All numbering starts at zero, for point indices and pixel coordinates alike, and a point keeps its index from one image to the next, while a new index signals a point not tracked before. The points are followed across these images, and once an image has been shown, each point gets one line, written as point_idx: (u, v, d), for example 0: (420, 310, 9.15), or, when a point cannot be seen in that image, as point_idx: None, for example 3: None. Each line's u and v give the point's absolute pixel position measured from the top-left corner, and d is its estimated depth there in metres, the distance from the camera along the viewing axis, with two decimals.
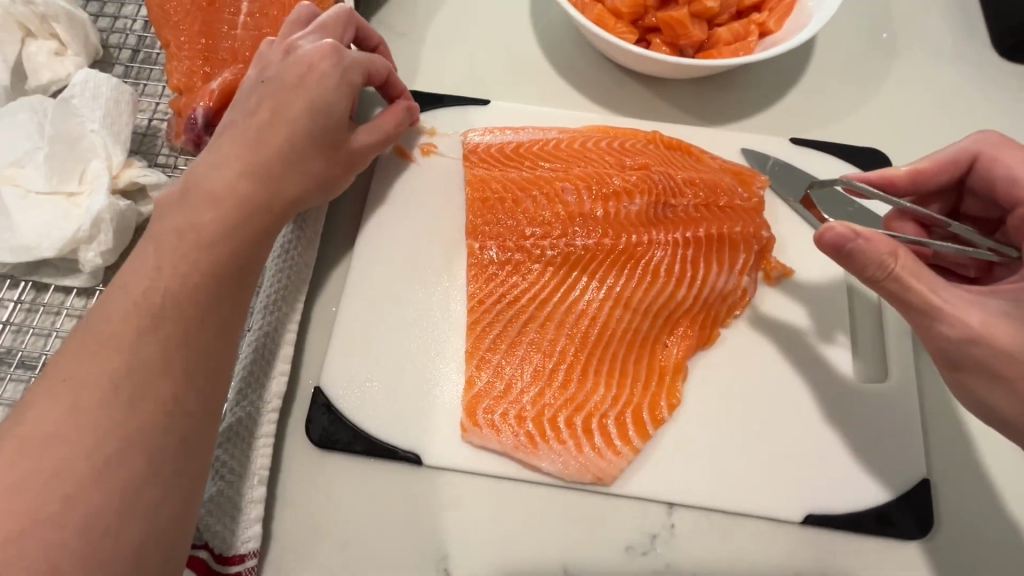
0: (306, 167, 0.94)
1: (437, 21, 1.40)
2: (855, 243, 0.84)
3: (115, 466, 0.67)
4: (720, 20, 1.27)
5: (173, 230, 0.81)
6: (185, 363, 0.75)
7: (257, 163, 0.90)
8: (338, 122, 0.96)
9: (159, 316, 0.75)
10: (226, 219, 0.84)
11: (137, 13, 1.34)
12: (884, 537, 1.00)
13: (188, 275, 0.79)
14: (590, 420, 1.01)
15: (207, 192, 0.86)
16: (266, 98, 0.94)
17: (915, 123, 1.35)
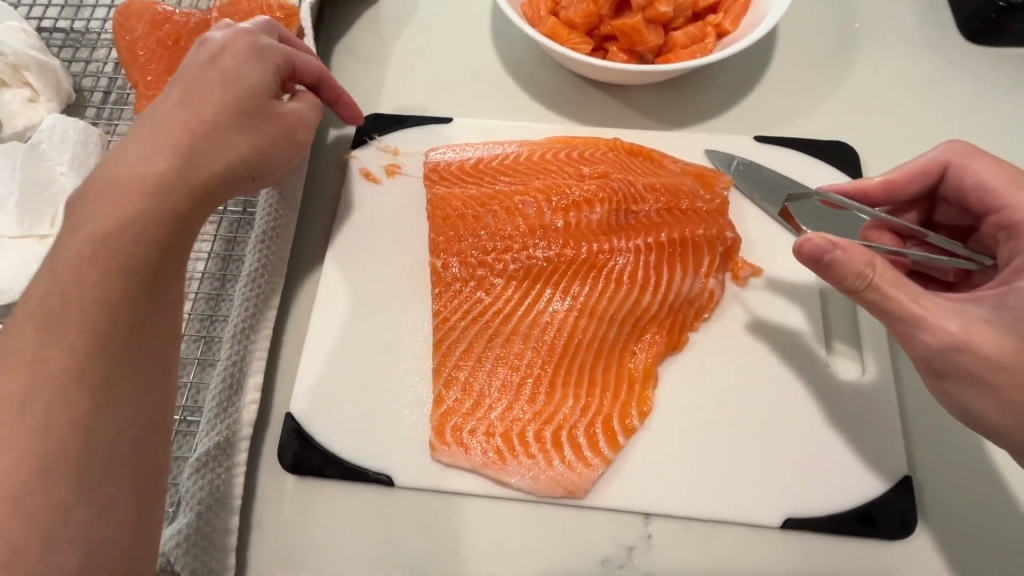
0: (238, 134, 0.87)
1: (400, 43, 1.42)
2: (833, 253, 0.82)
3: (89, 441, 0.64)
4: (675, 24, 1.28)
5: (95, 215, 0.72)
6: (106, 361, 0.67)
7: (173, 137, 0.81)
8: (260, 97, 0.91)
9: (69, 316, 0.67)
10: (136, 197, 0.74)
11: (108, 56, 1.38)
12: (868, 538, 0.98)
13: (85, 274, 0.69)
14: (559, 432, 1.00)
15: (122, 171, 0.76)
16: (179, 80, 0.89)
17: (884, 114, 1.34)
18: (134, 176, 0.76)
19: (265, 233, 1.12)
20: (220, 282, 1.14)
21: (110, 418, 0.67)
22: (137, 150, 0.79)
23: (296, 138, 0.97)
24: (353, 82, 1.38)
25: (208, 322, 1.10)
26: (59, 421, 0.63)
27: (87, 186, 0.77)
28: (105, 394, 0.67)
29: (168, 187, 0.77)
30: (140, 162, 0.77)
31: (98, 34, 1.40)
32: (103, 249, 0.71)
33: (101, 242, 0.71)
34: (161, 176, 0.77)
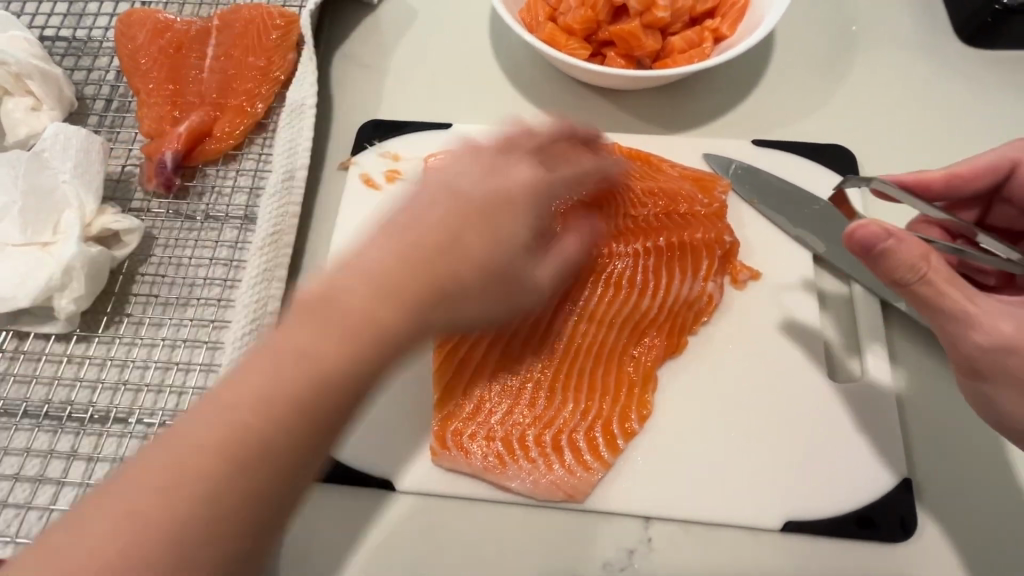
0: (520, 232, 0.76)
1: (399, 49, 1.43)
2: (887, 242, 0.79)
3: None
4: (673, 29, 1.28)
5: (314, 356, 0.60)
6: (207, 502, 0.56)
7: (406, 292, 0.65)
8: (512, 254, 0.75)
9: (181, 451, 0.56)
10: (343, 346, 0.61)
11: (109, 64, 1.39)
12: (868, 541, 0.98)
13: (235, 416, 0.58)
14: (560, 436, 1.01)
15: (345, 317, 0.62)
16: (437, 198, 0.72)
17: (881, 116, 1.34)
18: (374, 287, 0.64)
19: (266, 240, 1.13)
20: (221, 288, 1.15)
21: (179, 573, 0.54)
22: (386, 240, 0.67)
23: (511, 299, 0.78)
24: (353, 88, 1.39)
25: (211, 327, 1.11)
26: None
27: (303, 288, 0.65)
28: (193, 544, 0.55)
29: (407, 295, 0.65)
30: (372, 260, 0.65)
31: (100, 42, 1.41)
32: (267, 394, 0.58)
33: (288, 364, 0.60)
34: (418, 283, 0.66)
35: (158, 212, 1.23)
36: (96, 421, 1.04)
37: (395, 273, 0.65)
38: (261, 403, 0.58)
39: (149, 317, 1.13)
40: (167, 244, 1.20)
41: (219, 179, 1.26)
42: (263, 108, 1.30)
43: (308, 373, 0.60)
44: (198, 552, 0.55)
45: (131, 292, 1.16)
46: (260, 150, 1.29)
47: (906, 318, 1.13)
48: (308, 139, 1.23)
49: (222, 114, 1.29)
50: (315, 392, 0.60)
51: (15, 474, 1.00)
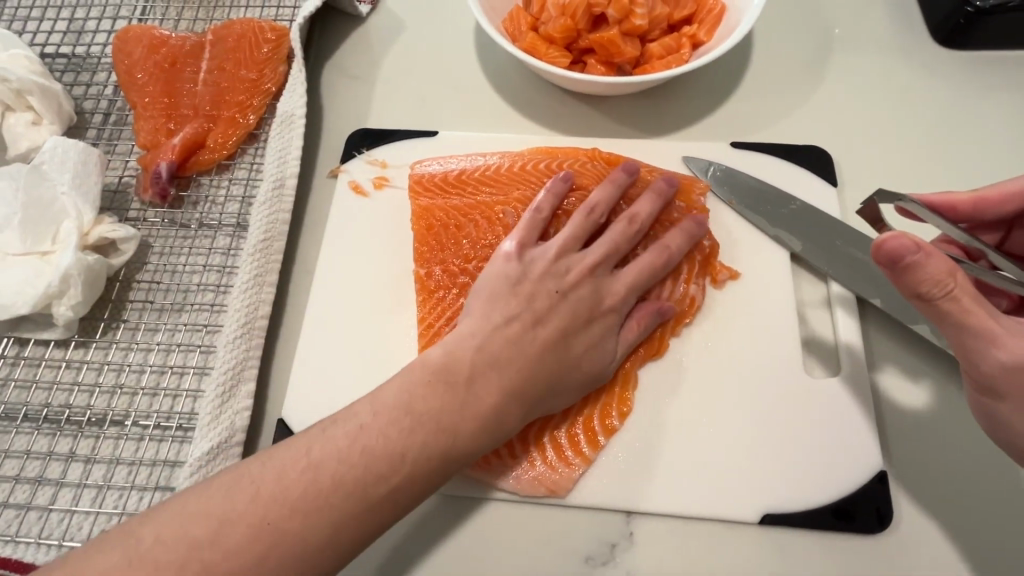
0: (598, 346, 1.02)
1: (386, 60, 1.48)
2: (916, 256, 0.78)
3: (272, 562, 0.76)
4: (652, 36, 1.32)
5: (465, 408, 0.90)
6: (338, 525, 0.80)
7: (525, 385, 0.94)
8: (601, 367, 1.02)
9: (328, 472, 0.81)
10: (477, 416, 0.90)
11: (107, 79, 1.44)
12: (846, 533, 0.99)
13: (394, 448, 0.84)
14: (541, 433, 1.03)
15: (480, 398, 0.91)
16: (553, 313, 1.00)
17: (858, 118, 1.37)
18: (506, 377, 0.93)
19: (258, 247, 1.17)
20: (214, 294, 1.19)
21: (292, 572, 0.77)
22: (497, 326, 0.97)
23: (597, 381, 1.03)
24: (342, 99, 1.43)
25: (204, 332, 1.15)
26: (264, 541, 0.76)
27: (450, 361, 0.93)
28: (316, 538, 0.78)
29: (524, 381, 0.94)
30: (499, 350, 0.95)
31: (98, 58, 1.46)
32: (421, 436, 0.86)
33: (419, 417, 0.87)
34: (534, 374, 0.95)
35: (153, 221, 1.27)
36: (93, 424, 1.08)
37: (510, 358, 0.94)
38: (411, 446, 0.85)
39: (144, 323, 1.17)
40: (162, 252, 1.24)
41: (213, 189, 1.30)
42: (255, 119, 1.34)
43: (437, 432, 0.87)
44: (323, 543, 0.79)
45: (128, 299, 1.19)
46: (252, 159, 1.33)
47: (882, 315, 1.16)
48: (298, 147, 1.27)
49: (215, 125, 1.33)
50: (440, 445, 0.87)
51: (16, 475, 1.04)
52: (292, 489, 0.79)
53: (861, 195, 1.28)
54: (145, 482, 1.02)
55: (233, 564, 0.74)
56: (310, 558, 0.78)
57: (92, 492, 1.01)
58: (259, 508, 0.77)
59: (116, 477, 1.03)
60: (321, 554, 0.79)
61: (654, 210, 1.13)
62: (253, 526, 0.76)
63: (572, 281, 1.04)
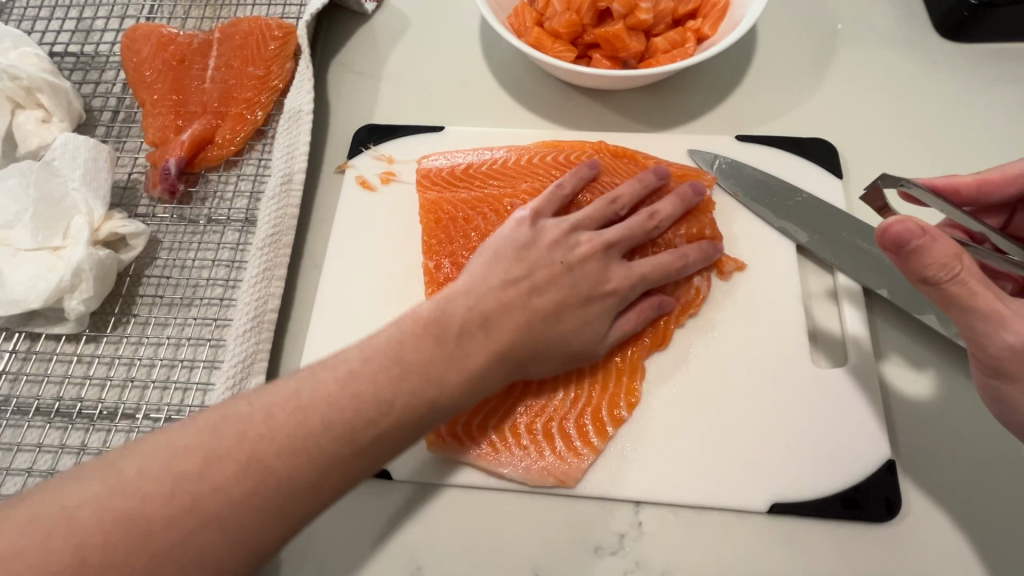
0: (593, 323, 1.00)
1: (392, 57, 1.49)
2: (920, 240, 0.79)
3: (253, 497, 0.75)
4: (656, 31, 1.33)
5: (455, 362, 0.91)
6: (323, 465, 0.80)
7: (514, 345, 0.95)
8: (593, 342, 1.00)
9: (315, 413, 0.82)
10: (464, 369, 0.91)
11: (116, 77, 1.45)
12: (854, 522, 1.00)
13: (382, 392, 0.86)
14: (550, 424, 1.04)
15: (470, 352, 0.92)
16: (552, 280, 1.00)
17: (862, 111, 1.37)
18: (494, 335, 0.94)
19: (267, 241, 1.17)
20: (223, 288, 1.20)
21: (277, 508, 0.77)
22: (496, 288, 0.97)
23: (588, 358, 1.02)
24: (348, 96, 1.44)
25: (213, 326, 1.15)
26: (246, 475, 0.76)
27: (442, 316, 0.93)
28: (299, 474, 0.79)
29: (514, 344, 0.95)
30: (491, 309, 0.95)
31: (107, 57, 1.47)
32: (410, 385, 0.87)
33: (408, 366, 0.88)
34: (525, 336, 0.96)
35: (162, 217, 1.28)
36: (105, 417, 1.08)
37: (504, 320, 0.95)
38: (399, 393, 0.87)
39: (154, 318, 1.17)
40: (171, 248, 1.24)
41: (221, 184, 1.31)
42: (263, 115, 1.35)
43: (426, 383, 0.88)
44: (306, 481, 0.79)
45: (138, 294, 1.20)
46: (260, 156, 1.34)
47: (889, 306, 1.16)
48: (306, 143, 1.28)
49: (223, 121, 1.34)
50: (428, 395, 0.88)
51: (29, 468, 1.05)
52: (279, 427, 0.80)
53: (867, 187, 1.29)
54: None
55: (216, 498, 0.74)
56: (291, 495, 0.78)
57: None
58: (244, 443, 0.78)
59: None
60: (305, 492, 0.79)
61: (675, 215, 1.12)
62: (238, 461, 0.76)
63: (580, 253, 1.03)
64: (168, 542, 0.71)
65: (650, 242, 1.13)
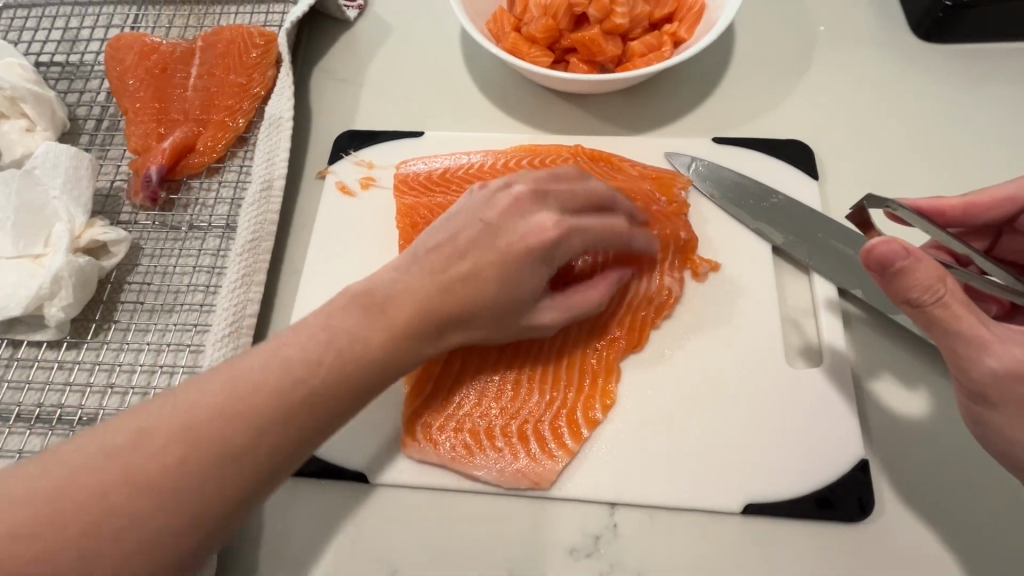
0: (513, 280, 0.95)
1: (374, 63, 1.50)
2: (905, 261, 0.77)
3: (186, 470, 0.74)
4: (633, 35, 1.34)
5: (377, 320, 0.89)
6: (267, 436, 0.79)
7: (438, 304, 0.92)
8: (516, 302, 0.96)
9: (244, 383, 0.80)
10: (392, 334, 0.89)
11: (101, 86, 1.47)
12: (828, 522, 1.00)
13: (309, 359, 0.84)
14: (525, 426, 1.04)
15: (392, 312, 0.90)
16: (472, 244, 0.97)
17: (839, 112, 1.38)
18: (416, 301, 0.91)
19: (246, 246, 1.18)
20: (204, 294, 1.21)
21: (224, 483, 0.76)
22: (421, 256, 0.96)
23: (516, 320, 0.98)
24: (330, 102, 1.45)
25: (193, 332, 1.16)
26: (177, 449, 0.75)
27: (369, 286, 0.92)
28: (234, 442, 0.77)
29: (437, 306, 0.92)
30: (415, 276, 0.93)
31: (92, 66, 1.49)
32: (338, 349, 0.86)
33: (336, 332, 0.87)
34: (450, 299, 0.93)
35: (145, 224, 1.29)
36: (85, 423, 1.09)
37: (423, 285, 0.93)
38: (326, 356, 0.85)
39: (135, 324, 1.18)
40: (153, 254, 1.26)
41: (203, 191, 1.32)
42: (244, 123, 1.36)
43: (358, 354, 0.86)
44: (242, 447, 0.77)
45: (119, 300, 1.21)
46: (241, 162, 1.35)
47: (865, 307, 1.17)
48: (286, 150, 1.29)
49: (205, 129, 1.35)
50: (353, 354, 0.86)
51: None
52: (209, 401, 0.78)
53: (843, 188, 1.29)
54: None
55: (161, 478, 0.73)
56: (229, 465, 0.76)
57: None
58: (174, 420, 0.76)
59: None
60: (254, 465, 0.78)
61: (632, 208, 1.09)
62: (167, 436, 0.75)
63: (501, 213, 1.00)
64: (102, 521, 0.70)
65: None
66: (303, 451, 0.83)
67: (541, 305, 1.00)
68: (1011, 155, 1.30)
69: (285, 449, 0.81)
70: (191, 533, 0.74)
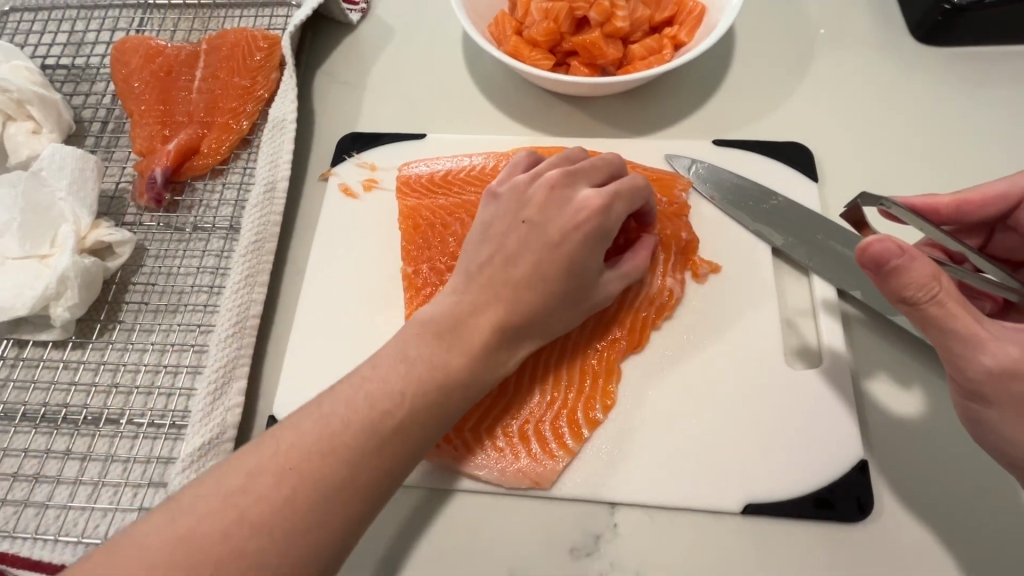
0: (580, 262, 0.97)
1: (376, 66, 1.51)
2: (900, 259, 0.78)
3: (296, 505, 0.76)
4: (634, 38, 1.35)
5: (451, 336, 0.92)
6: (380, 471, 0.82)
7: (510, 314, 0.94)
8: (590, 281, 0.99)
9: (338, 419, 0.83)
10: (470, 357, 0.91)
11: (106, 88, 1.48)
12: (827, 522, 1.00)
13: (396, 389, 0.86)
14: (526, 426, 1.05)
15: (465, 330, 0.93)
16: (523, 245, 0.98)
17: (838, 114, 1.39)
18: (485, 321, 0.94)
19: (249, 247, 1.19)
20: (208, 294, 1.22)
21: (353, 520, 0.79)
22: (472, 276, 0.98)
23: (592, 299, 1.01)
24: (333, 105, 1.47)
25: (197, 332, 1.17)
26: (285, 487, 0.77)
27: (435, 317, 0.94)
28: (337, 474, 0.79)
29: (511, 317, 0.94)
30: (476, 297, 0.95)
31: (97, 68, 1.51)
32: (420, 378, 0.88)
33: (415, 362, 0.89)
34: (516, 310, 0.95)
35: (149, 225, 1.30)
36: (89, 423, 1.10)
37: (486, 299, 0.95)
38: (409, 383, 0.87)
39: (140, 324, 1.19)
40: (157, 255, 1.27)
41: (207, 193, 1.34)
42: (248, 125, 1.38)
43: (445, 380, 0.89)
44: (346, 479, 0.79)
45: (124, 301, 1.22)
46: (245, 164, 1.36)
47: (863, 308, 1.17)
48: (289, 151, 1.30)
49: (209, 131, 1.37)
50: (436, 377, 0.89)
51: (15, 473, 1.07)
52: (307, 440, 0.80)
53: (842, 190, 1.30)
54: (139, 479, 1.04)
55: (290, 534, 0.75)
56: (336, 496, 0.78)
57: (87, 489, 1.04)
58: (279, 462, 0.79)
59: (110, 474, 1.05)
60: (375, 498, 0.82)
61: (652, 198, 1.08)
62: (274, 475, 0.77)
63: (536, 206, 1.00)
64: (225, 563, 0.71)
65: None
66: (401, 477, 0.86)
67: (602, 280, 1.01)
68: (1010, 158, 1.30)
69: (385, 475, 0.83)
70: (329, 570, 0.78)
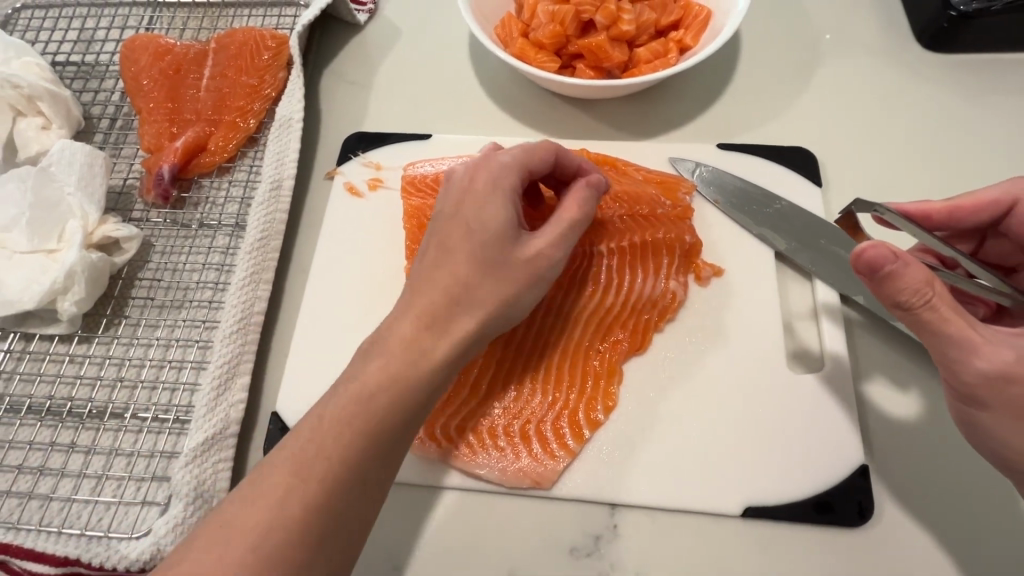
0: (482, 225, 0.94)
1: (383, 66, 1.52)
2: (894, 264, 0.78)
3: (232, 555, 0.74)
4: (639, 41, 1.36)
5: (372, 346, 0.90)
6: (343, 490, 0.81)
7: (425, 303, 0.91)
8: (503, 240, 0.94)
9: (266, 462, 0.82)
10: (388, 358, 0.87)
11: (115, 86, 1.50)
12: (828, 526, 1.00)
13: (317, 417, 0.84)
14: (527, 426, 1.06)
15: (383, 335, 0.91)
16: (433, 238, 0.98)
17: (843, 119, 1.39)
18: (414, 319, 0.90)
19: (254, 245, 1.20)
20: (213, 291, 1.23)
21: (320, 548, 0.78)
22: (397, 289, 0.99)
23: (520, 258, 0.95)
24: (340, 104, 1.48)
25: (202, 328, 1.18)
26: (220, 538, 0.75)
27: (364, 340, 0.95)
28: (267, 514, 0.77)
29: (424, 305, 0.91)
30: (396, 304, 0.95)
31: (107, 66, 1.52)
32: (338, 397, 0.86)
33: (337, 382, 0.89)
34: (428, 296, 0.91)
35: (156, 222, 1.31)
36: (94, 416, 1.11)
37: (401, 301, 0.94)
38: (330, 403, 0.85)
39: (145, 319, 1.20)
40: (164, 251, 1.28)
41: (213, 190, 1.35)
42: (255, 123, 1.39)
43: (390, 383, 0.86)
44: (278, 517, 0.76)
45: (130, 296, 1.23)
46: (251, 162, 1.37)
47: (865, 312, 1.18)
48: (295, 150, 1.31)
49: (217, 129, 1.38)
50: (354, 388, 0.86)
51: (19, 465, 1.07)
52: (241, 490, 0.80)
53: (845, 196, 1.30)
54: (143, 473, 1.05)
55: None
56: (271, 535, 0.75)
57: (91, 482, 1.04)
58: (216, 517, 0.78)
59: (114, 467, 1.06)
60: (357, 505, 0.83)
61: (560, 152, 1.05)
62: (211, 529, 0.77)
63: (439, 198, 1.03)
64: None
65: (623, 244, 1.15)
66: (341, 503, 0.80)
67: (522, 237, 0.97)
68: (1015, 166, 1.30)
69: (318, 504, 0.78)
70: None
